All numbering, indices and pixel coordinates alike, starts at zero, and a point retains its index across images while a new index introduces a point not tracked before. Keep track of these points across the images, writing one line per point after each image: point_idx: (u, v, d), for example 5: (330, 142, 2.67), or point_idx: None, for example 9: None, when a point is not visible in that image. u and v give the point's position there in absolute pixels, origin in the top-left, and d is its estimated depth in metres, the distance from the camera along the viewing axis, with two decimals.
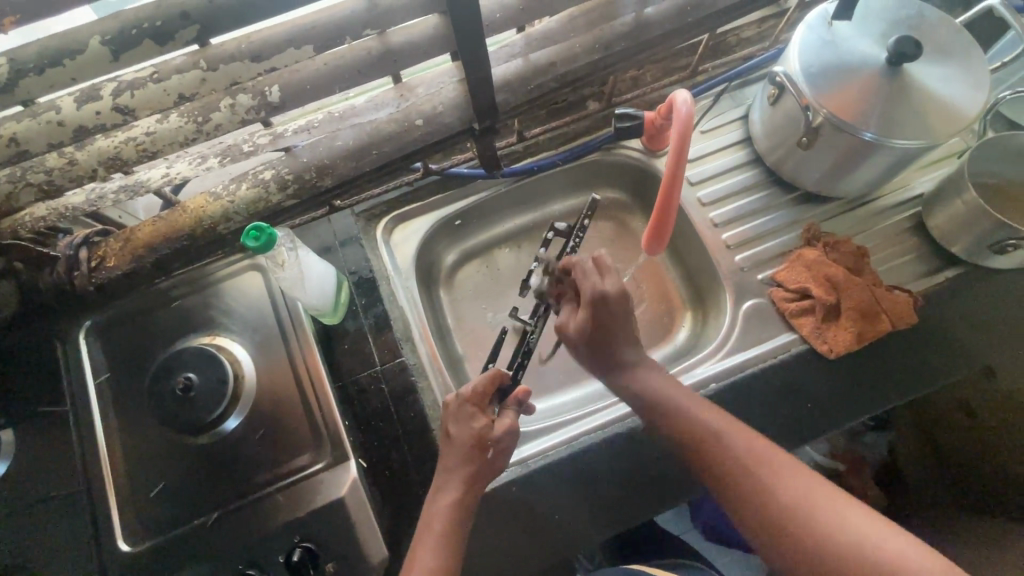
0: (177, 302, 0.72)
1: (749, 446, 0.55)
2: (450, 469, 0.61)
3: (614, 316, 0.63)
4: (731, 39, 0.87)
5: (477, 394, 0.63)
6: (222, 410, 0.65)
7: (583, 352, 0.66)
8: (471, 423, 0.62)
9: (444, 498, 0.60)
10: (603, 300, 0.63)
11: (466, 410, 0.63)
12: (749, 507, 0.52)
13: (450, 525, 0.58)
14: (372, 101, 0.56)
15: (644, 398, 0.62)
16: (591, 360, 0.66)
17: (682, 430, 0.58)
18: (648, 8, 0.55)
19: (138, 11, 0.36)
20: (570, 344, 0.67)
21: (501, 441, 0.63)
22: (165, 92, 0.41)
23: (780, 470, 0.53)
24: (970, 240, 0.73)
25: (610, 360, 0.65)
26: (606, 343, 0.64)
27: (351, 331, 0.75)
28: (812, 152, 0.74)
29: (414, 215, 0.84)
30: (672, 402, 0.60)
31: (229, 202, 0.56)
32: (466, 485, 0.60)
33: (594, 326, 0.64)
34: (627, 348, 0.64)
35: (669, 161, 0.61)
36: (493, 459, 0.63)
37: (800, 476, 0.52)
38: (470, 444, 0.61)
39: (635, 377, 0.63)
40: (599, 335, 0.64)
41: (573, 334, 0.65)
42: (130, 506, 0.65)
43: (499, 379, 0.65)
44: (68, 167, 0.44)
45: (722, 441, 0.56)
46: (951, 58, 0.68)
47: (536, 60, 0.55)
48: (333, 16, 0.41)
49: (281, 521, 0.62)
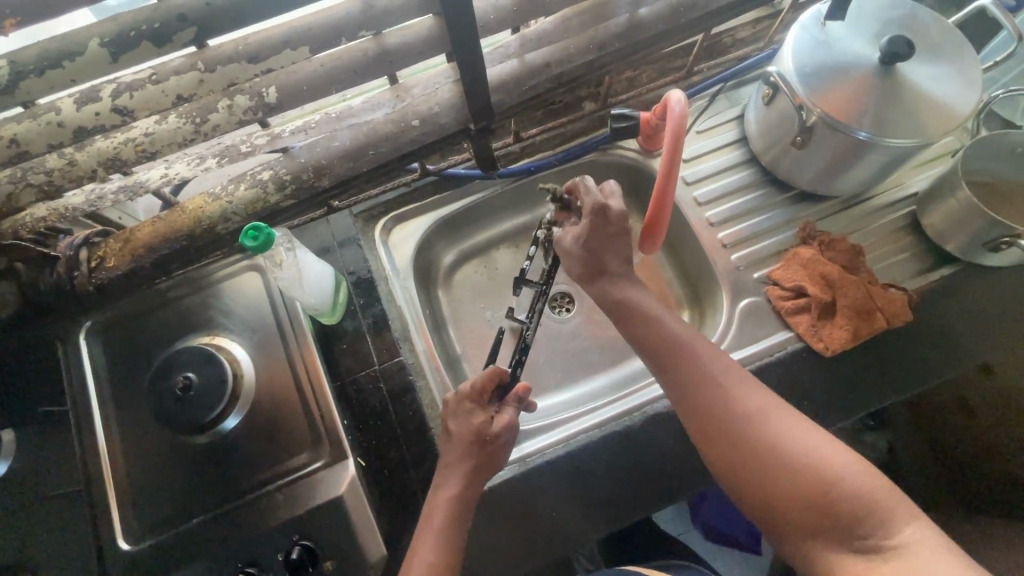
0: (176, 302, 0.73)
1: (719, 361, 0.57)
2: (450, 465, 0.62)
3: (611, 233, 0.64)
4: (726, 40, 0.87)
5: (476, 392, 0.65)
6: (221, 410, 0.65)
7: (573, 259, 0.66)
8: (470, 419, 0.63)
9: (444, 494, 0.60)
10: (601, 209, 0.63)
11: (464, 406, 0.64)
12: (711, 415, 0.54)
13: (449, 521, 0.59)
14: (369, 102, 0.57)
15: (625, 305, 0.62)
16: (576, 272, 0.67)
17: (656, 339, 0.59)
18: (642, 9, 0.56)
19: (136, 14, 0.36)
20: (563, 250, 0.67)
21: (501, 436, 0.63)
22: (163, 93, 0.41)
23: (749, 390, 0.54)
24: (965, 239, 0.73)
25: (600, 273, 0.65)
26: (602, 252, 0.64)
27: (349, 331, 0.75)
28: (807, 151, 0.75)
29: (412, 215, 0.84)
30: (652, 315, 0.61)
31: (228, 202, 0.57)
32: (467, 480, 0.61)
33: (591, 238, 0.64)
34: (618, 259, 0.65)
35: (664, 163, 0.62)
36: (493, 455, 0.63)
37: (761, 394, 0.54)
38: (469, 439, 0.62)
39: (618, 288, 0.64)
40: (592, 245, 0.64)
41: (568, 241, 0.66)
42: (130, 506, 0.65)
43: (499, 376, 0.66)
44: (68, 168, 0.45)
45: (694, 353, 0.57)
46: (943, 57, 0.68)
47: (530, 60, 0.55)
48: (329, 17, 0.42)
49: (280, 520, 0.63)
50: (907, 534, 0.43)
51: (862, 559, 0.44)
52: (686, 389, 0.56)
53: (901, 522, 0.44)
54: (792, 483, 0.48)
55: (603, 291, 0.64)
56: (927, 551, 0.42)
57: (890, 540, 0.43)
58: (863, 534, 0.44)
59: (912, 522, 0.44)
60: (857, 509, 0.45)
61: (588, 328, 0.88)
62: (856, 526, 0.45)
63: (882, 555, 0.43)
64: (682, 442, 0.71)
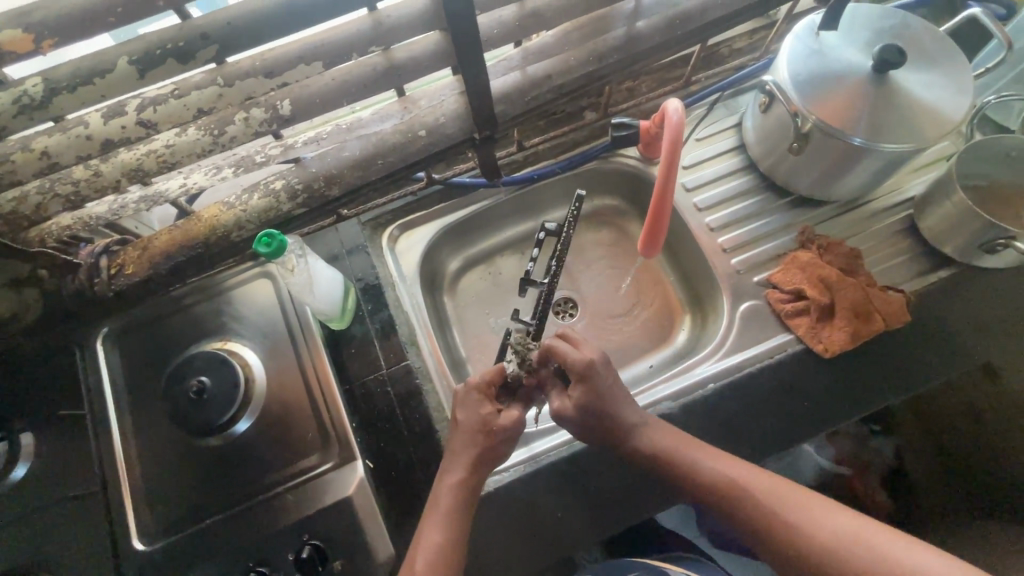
0: (191, 308, 0.75)
1: (768, 494, 0.57)
2: (455, 452, 0.64)
3: (604, 385, 0.64)
4: (724, 50, 0.90)
5: (485, 384, 0.67)
6: (233, 414, 0.67)
7: (585, 430, 0.65)
8: (478, 409, 0.65)
9: (448, 481, 0.62)
10: (593, 372, 0.64)
11: (472, 396, 0.66)
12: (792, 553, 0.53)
13: (454, 506, 0.61)
14: (377, 114, 0.60)
15: (664, 459, 0.62)
16: (592, 437, 0.65)
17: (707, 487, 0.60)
18: (640, 21, 0.58)
19: (162, 33, 0.39)
20: (570, 422, 0.65)
21: (506, 428, 0.64)
22: (185, 107, 0.43)
23: (804, 509, 0.54)
24: (961, 241, 0.74)
25: (623, 432, 0.64)
26: (609, 413, 0.63)
27: (357, 336, 0.77)
28: (804, 157, 0.77)
29: (419, 223, 0.86)
30: (690, 460, 0.62)
31: (242, 211, 0.59)
32: (471, 466, 0.62)
33: (591, 399, 0.63)
34: (626, 411, 0.64)
35: (659, 177, 0.64)
36: (498, 447, 0.64)
37: (821, 515, 0.54)
38: (477, 428, 0.64)
39: (649, 438, 0.64)
40: (601, 402, 0.63)
41: (572, 415, 0.64)
42: (144, 506, 0.67)
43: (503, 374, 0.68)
44: (93, 178, 0.47)
45: (744, 495, 0.58)
46: (934, 65, 0.70)
47: (532, 72, 0.58)
48: (342, 33, 0.44)
49: (290, 520, 0.64)
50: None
51: None
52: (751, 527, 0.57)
53: None
54: None
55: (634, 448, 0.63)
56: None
57: None
58: None
59: None
60: None
61: (589, 332, 0.89)
62: None
63: None
64: None
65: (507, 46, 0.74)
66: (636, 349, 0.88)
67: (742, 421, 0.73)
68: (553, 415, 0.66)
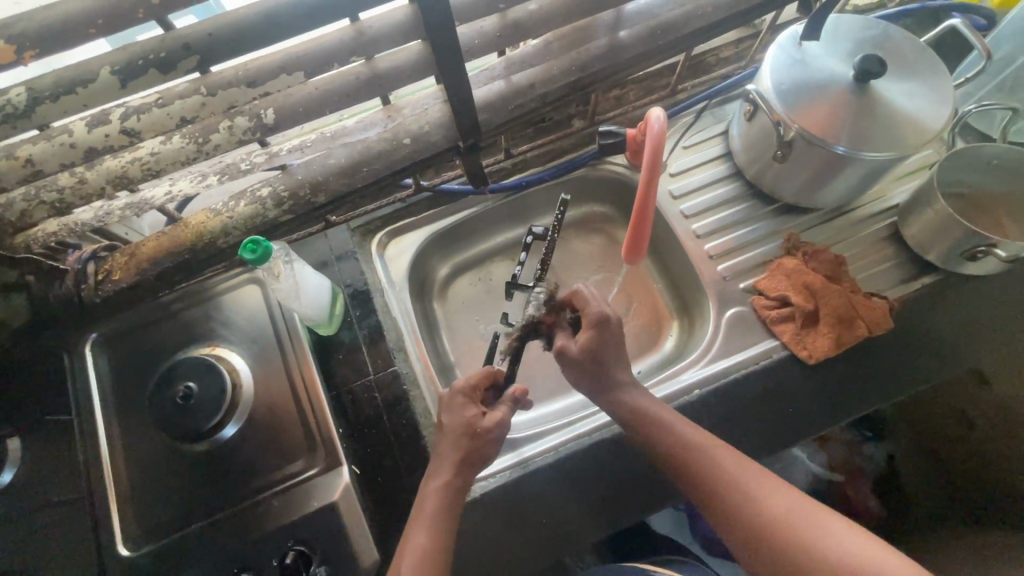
0: (180, 314, 0.75)
1: (730, 466, 0.59)
2: (441, 456, 0.64)
3: (616, 340, 0.67)
4: (710, 59, 0.91)
5: (470, 387, 0.67)
6: (220, 419, 0.67)
7: (582, 372, 0.68)
8: (463, 412, 0.66)
9: (433, 484, 0.62)
10: (608, 321, 0.67)
11: (457, 400, 0.67)
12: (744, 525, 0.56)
13: (440, 507, 0.61)
14: (362, 122, 0.61)
15: (642, 418, 0.65)
16: (586, 382, 0.69)
17: (673, 452, 0.62)
18: (622, 32, 0.58)
19: (145, 44, 0.39)
20: (569, 362, 0.69)
21: (490, 431, 0.64)
22: (168, 115, 0.44)
23: (763, 486, 0.57)
24: (943, 248, 0.75)
25: (613, 382, 0.67)
26: (610, 363, 0.67)
27: (345, 342, 0.77)
28: (788, 164, 0.78)
29: (408, 229, 0.87)
30: (662, 419, 0.64)
31: (228, 218, 0.60)
32: (455, 468, 0.63)
33: (598, 348, 0.67)
34: (621, 369, 0.68)
35: (640, 185, 0.65)
36: (483, 448, 0.64)
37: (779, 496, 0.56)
38: (461, 431, 0.64)
39: (635, 398, 0.66)
40: (606, 349, 0.67)
41: (575, 355, 0.68)
42: (130, 512, 0.67)
43: (492, 377, 0.69)
44: (78, 185, 0.48)
45: (709, 461, 0.60)
46: (915, 74, 0.71)
47: (515, 82, 0.58)
48: (324, 44, 0.45)
49: (276, 525, 0.64)
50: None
51: None
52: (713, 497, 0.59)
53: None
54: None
55: (619, 400, 0.66)
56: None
57: None
58: None
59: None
60: None
61: None
62: None
63: None
64: None
65: (493, 55, 0.75)
66: None
67: (728, 427, 0.74)
68: (557, 351, 0.70)
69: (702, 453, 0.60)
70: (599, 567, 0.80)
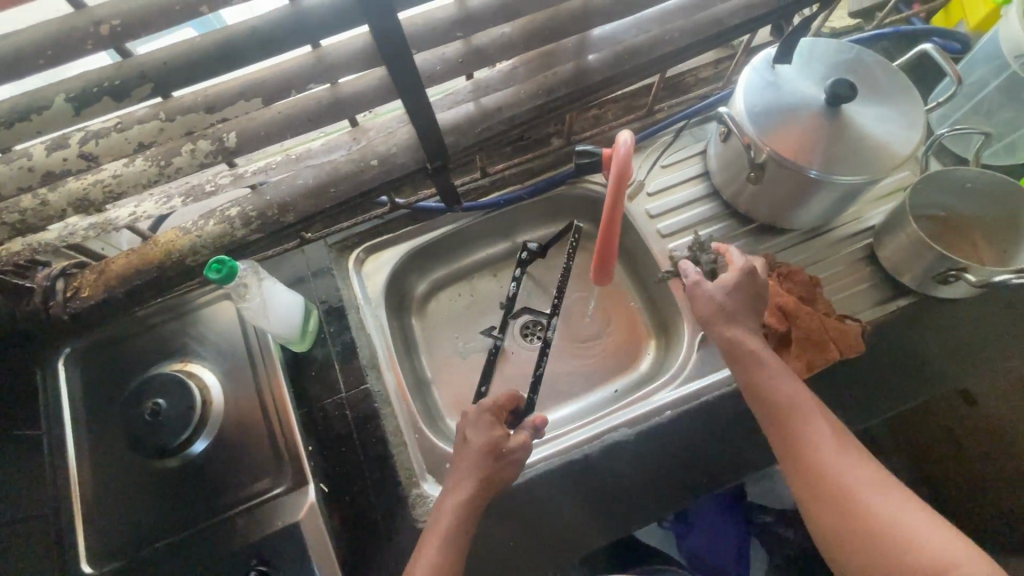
0: (153, 329, 0.75)
1: (824, 429, 0.58)
2: (461, 471, 0.63)
3: (756, 291, 0.68)
4: (688, 80, 0.92)
5: (496, 407, 0.69)
6: (189, 435, 0.67)
7: (711, 306, 0.68)
8: (489, 431, 0.65)
9: (451, 501, 0.61)
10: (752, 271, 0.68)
11: (484, 418, 0.67)
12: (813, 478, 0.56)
13: (454, 526, 0.60)
14: (328, 144, 0.61)
15: (753, 353, 0.64)
16: (709, 317, 0.68)
17: (771, 394, 0.61)
18: (590, 55, 0.58)
19: (99, 72, 0.40)
20: (700, 296, 0.70)
21: (514, 452, 0.65)
22: (126, 140, 0.45)
23: (851, 457, 0.56)
24: (917, 272, 0.75)
25: (735, 319, 0.66)
26: (744, 306, 0.67)
27: (318, 359, 0.78)
28: (763, 186, 0.78)
29: (386, 246, 0.87)
30: (770, 363, 0.63)
31: (197, 236, 0.60)
32: (477, 489, 0.62)
33: (739, 288, 0.68)
34: (751, 319, 0.67)
35: (606, 209, 0.66)
36: (505, 470, 0.64)
37: (869, 472, 0.55)
38: (485, 449, 0.63)
39: (752, 339, 0.65)
40: (747, 295, 0.67)
41: (711, 290, 0.69)
42: (95, 529, 0.67)
43: (515, 400, 0.73)
44: (40, 208, 0.48)
45: (806, 416, 0.59)
46: (887, 99, 0.71)
47: (483, 105, 0.59)
48: (282, 71, 0.46)
49: (241, 543, 0.64)
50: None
51: None
52: (798, 447, 0.58)
53: None
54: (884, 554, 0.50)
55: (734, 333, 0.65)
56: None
57: None
58: None
59: None
60: None
61: (556, 357, 0.90)
62: None
63: None
64: (633, 470, 0.74)
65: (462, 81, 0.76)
66: (601, 374, 0.88)
67: (697, 449, 0.74)
68: (691, 282, 0.71)
69: (803, 408, 0.60)
70: None
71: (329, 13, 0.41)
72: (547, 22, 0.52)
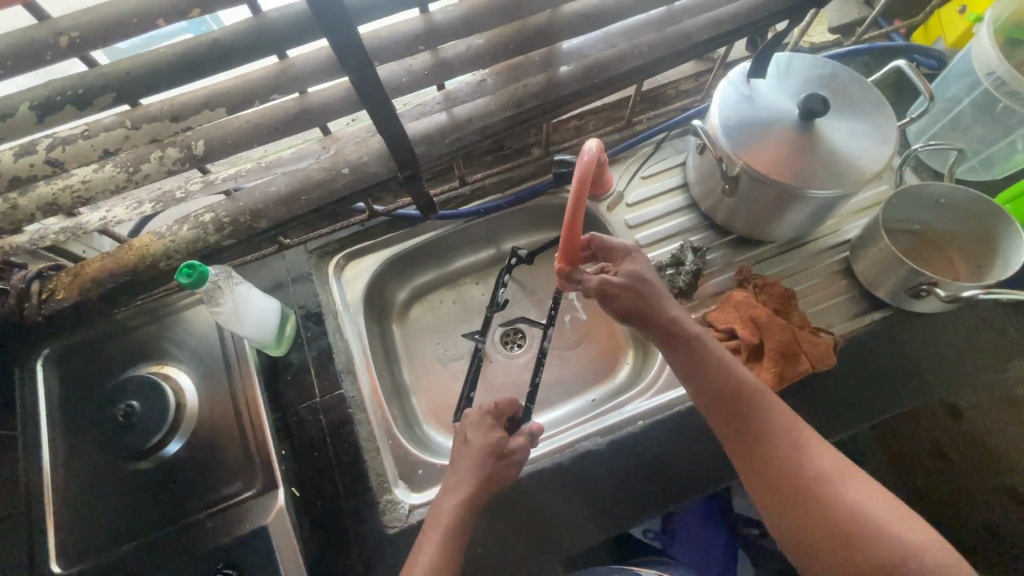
0: (132, 331, 0.76)
1: (777, 415, 0.59)
2: (460, 473, 0.63)
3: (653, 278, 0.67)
4: (670, 92, 0.93)
5: (496, 409, 0.70)
6: (161, 437, 0.68)
7: (625, 303, 0.65)
8: (489, 432, 0.66)
9: (451, 499, 0.61)
10: (635, 252, 0.69)
11: (484, 420, 0.68)
12: (773, 468, 0.57)
13: (455, 523, 0.60)
14: (299, 153, 0.63)
15: (691, 342, 0.62)
16: (623, 312, 0.65)
17: (720, 382, 0.60)
18: (561, 68, 0.59)
19: (63, 82, 0.41)
20: (608, 299, 0.65)
21: (514, 453, 0.65)
22: (91, 147, 0.46)
23: (806, 442, 0.57)
24: (892, 286, 0.75)
25: (647, 310, 0.64)
26: (656, 296, 0.65)
27: (294, 363, 0.79)
28: (739, 199, 0.79)
29: (367, 252, 0.88)
30: (715, 353, 0.62)
31: (171, 241, 0.61)
32: (476, 488, 0.62)
33: (645, 276, 0.66)
34: (671, 307, 0.65)
35: (565, 222, 0.62)
36: (506, 471, 0.64)
37: (825, 456, 0.56)
38: (485, 449, 0.64)
39: (684, 326, 0.63)
40: (647, 282, 0.66)
41: (616, 291, 0.65)
42: (66, 529, 0.68)
43: (513, 406, 0.72)
44: (10, 211, 0.49)
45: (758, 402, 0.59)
46: (858, 114, 0.72)
47: (454, 116, 0.60)
48: (247, 80, 0.46)
49: (208, 546, 0.65)
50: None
51: None
52: (755, 435, 0.58)
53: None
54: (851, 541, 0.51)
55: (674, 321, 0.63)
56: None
57: None
58: None
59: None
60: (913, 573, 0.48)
61: None
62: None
63: None
64: (604, 479, 0.74)
65: (434, 87, 0.73)
66: (579, 382, 0.89)
67: (668, 460, 0.74)
68: (594, 288, 0.66)
69: (756, 395, 0.60)
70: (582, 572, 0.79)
71: (289, 27, 0.42)
72: (513, 36, 0.53)
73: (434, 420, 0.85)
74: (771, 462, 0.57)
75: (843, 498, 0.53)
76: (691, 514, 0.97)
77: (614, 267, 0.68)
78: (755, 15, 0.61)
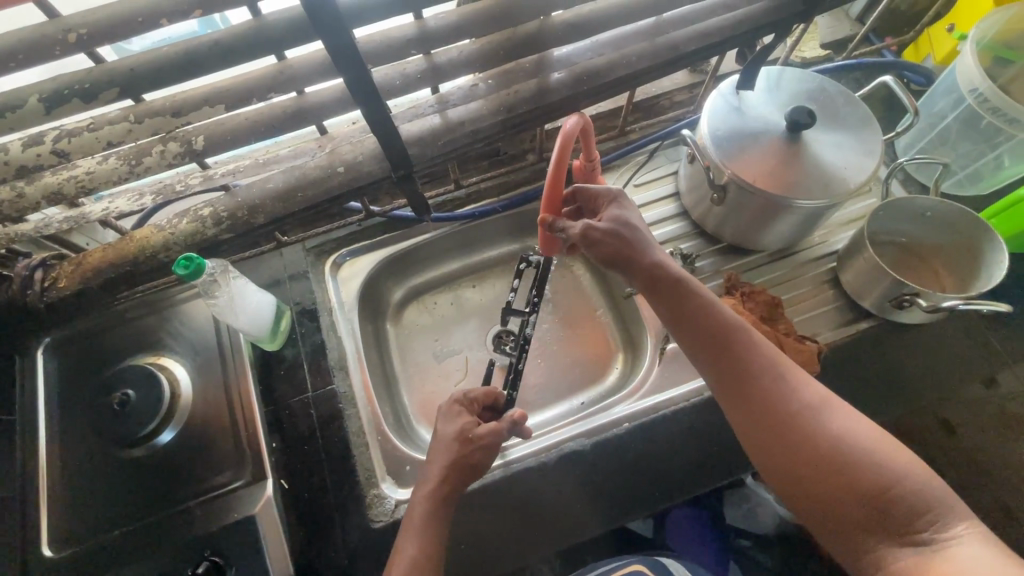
0: (131, 321, 0.78)
1: (763, 353, 0.58)
2: (431, 464, 0.64)
3: (639, 224, 0.67)
4: (664, 103, 0.96)
5: (466, 397, 0.71)
6: (155, 425, 0.69)
7: (609, 248, 0.65)
8: (456, 421, 0.67)
9: (422, 491, 0.63)
10: (620, 198, 0.69)
11: (454, 408, 0.69)
12: (758, 407, 0.56)
13: (429, 515, 0.61)
14: (295, 152, 0.66)
15: (676, 285, 0.62)
16: (609, 260, 0.65)
17: (705, 320, 0.60)
18: (552, 74, 0.61)
19: (72, 76, 0.43)
20: (592, 244, 0.65)
21: (485, 437, 0.65)
22: (96, 139, 0.48)
23: (792, 378, 0.57)
24: (876, 297, 0.76)
25: (631, 253, 0.64)
26: (639, 241, 0.65)
27: (288, 358, 0.80)
28: (727, 208, 0.80)
29: (364, 251, 0.90)
30: (701, 294, 0.62)
31: (170, 234, 0.63)
32: (443, 475, 0.62)
33: (630, 221, 0.66)
34: (655, 250, 0.65)
35: (551, 171, 0.68)
36: (472, 457, 0.64)
37: (811, 390, 0.56)
38: (452, 437, 0.65)
39: (669, 267, 0.63)
40: (632, 230, 0.66)
41: (599, 236, 0.65)
42: (57, 514, 0.69)
43: (493, 397, 0.73)
44: (17, 199, 0.51)
45: (744, 340, 0.59)
46: (843, 127, 0.74)
47: (447, 118, 0.62)
48: (246, 80, 0.48)
49: (196, 532, 0.66)
50: (962, 527, 0.46)
51: (915, 552, 0.46)
52: (741, 373, 0.57)
53: (953, 519, 0.46)
54: (840, 476, 0.50)
55: (658, 260, 0.63)
56: (981, 546, 0.44)
57: (945, 532, 0.46)
58: (915, 527, 0.47)
59: (964, 522, 0.46)
60: (902, 505, 0.47)
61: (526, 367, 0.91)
62: (915, 519, 0.47)
63: (937, 549, 0.45)
64: (588, 480, 0.75)
65: (430, 94, 0.77)
66: (569, 384, 0.89)
67: (653, 462, 0.75)
68: (577, 235, 0.66)
69: (742, 333, 0.59)
70: (591, 564, 0.80)
71: (286, 28, 0.44)
72: (504, 42, 0.55)
73: (424, 418, 0.86)
74: (755, 398, 0.56)
75: (828, 429, 0.52)
76: (681, 520, 0.97)
77: (599, 214, 0.69)
78: (743, 27, 0.62)
